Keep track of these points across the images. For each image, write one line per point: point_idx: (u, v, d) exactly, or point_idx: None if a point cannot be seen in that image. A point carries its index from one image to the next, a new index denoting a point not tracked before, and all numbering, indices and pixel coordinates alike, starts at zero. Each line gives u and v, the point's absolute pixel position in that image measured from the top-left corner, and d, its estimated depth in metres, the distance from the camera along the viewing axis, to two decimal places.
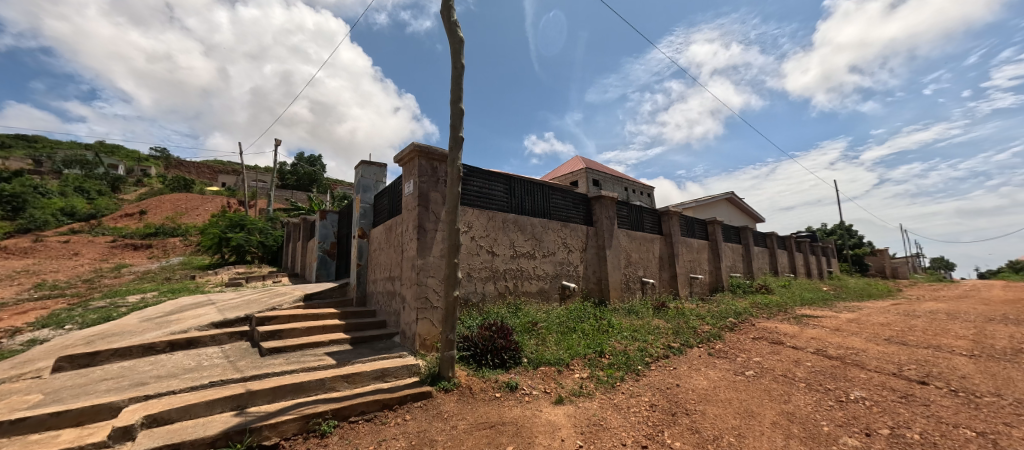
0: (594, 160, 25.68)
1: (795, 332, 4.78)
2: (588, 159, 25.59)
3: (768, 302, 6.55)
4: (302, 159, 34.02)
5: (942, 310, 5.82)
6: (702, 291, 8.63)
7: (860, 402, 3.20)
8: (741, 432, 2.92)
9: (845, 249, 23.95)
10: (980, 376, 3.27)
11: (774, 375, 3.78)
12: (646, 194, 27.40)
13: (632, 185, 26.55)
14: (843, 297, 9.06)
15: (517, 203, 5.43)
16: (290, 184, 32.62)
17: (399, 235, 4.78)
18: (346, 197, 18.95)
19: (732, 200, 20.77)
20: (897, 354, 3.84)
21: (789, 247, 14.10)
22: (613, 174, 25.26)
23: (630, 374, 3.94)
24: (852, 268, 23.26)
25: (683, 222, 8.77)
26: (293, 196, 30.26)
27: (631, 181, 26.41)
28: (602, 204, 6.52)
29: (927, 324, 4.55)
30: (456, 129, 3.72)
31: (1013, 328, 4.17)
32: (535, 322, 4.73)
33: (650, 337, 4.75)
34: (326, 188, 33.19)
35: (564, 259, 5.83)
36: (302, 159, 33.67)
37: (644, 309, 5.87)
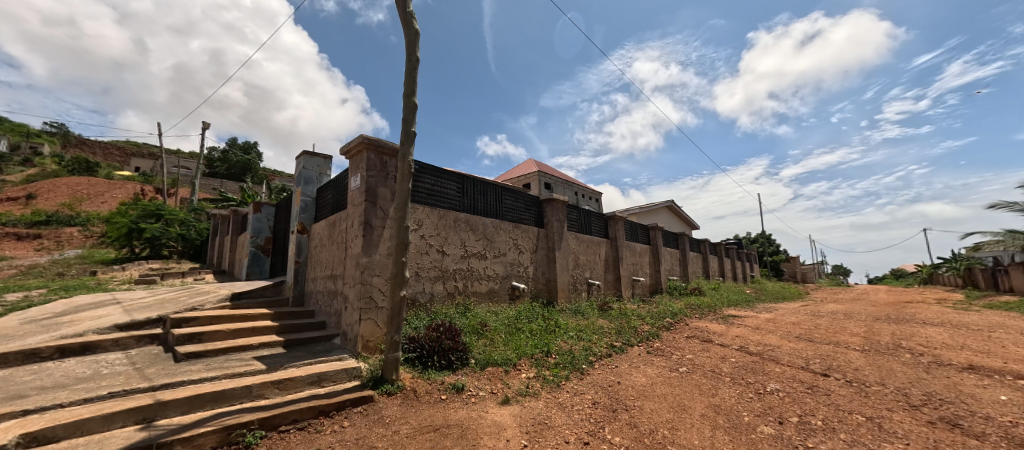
0: (547, 165, 26.28)
1: (723, 331, 5.19)
2: (542, 163, 26.09)
3: (701, 303, 7.08)
4: (234, 146, 31.13)
5: (841, 311, 6.65)
6: (643, 292, 9.12)
7: (775, 393, 3.55)
8: (673, 425, 3.11)
9: (765, 256, 26.71)
10: (869, 368, 3.76)
11: (704, 371, 4.06)
12: (595, 200, 28.60)
13: (582, 190, 27.50)
14: (762, 298, 10.07)
15: (470, 202, 5.39)
16: (218, 172, 29.61)
17: (343, 231, 4.53)
18: (285, 189, 17.70)
19: (672, 208, 22.26)
20: (805, 349, 4.31)
21: (719, 252, 15.40)
22: (565, 179, 25.99)
23: (575, 373, 4.03)
24: (771, 273, 26.00)
25: (627, 227, 9.22)
26: (225, 186, 27.59)
27: (581, 186, 27.40)
28: (553, 207, 6.66)
29: (826, 322, 5.19)
30: (409, 123, 3.61)
31: (891, 325, 4.89)
32: (483, 323, 4.71)
33: (594, 336, 4.92)
34: (264, 178, 30.73)
35: (514, 260, 5.87)
36: (236, 147, 30.91)
37: (590, 309, 6.08)
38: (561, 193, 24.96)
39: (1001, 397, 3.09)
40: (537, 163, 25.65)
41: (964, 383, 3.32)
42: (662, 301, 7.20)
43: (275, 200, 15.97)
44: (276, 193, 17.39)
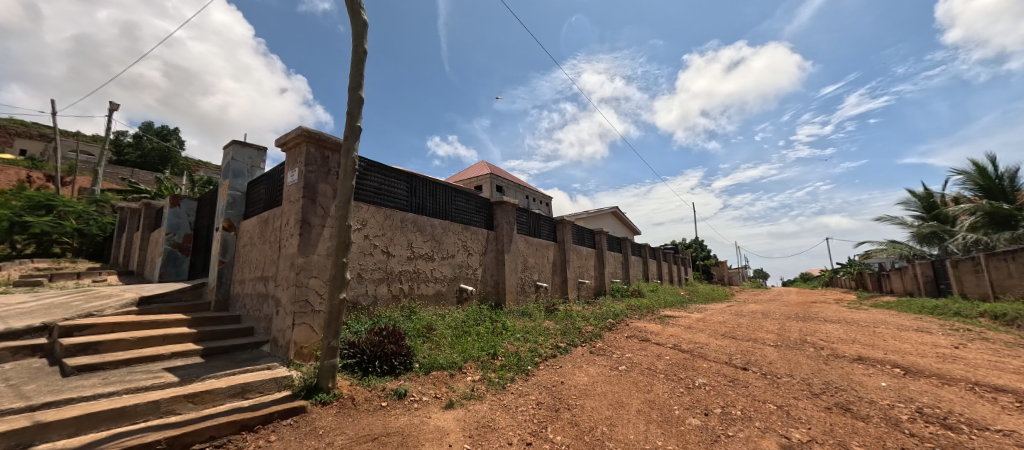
0: (501, 168, 26.50)
1: (659, 330, 5.51)
2: (495, 166, 26.23)
3: (640, 304, 7.48)
4: (149, 132, 27.88)
5: (759, 310, 7.37)
6: (588, 294, 9.46)
7: (702, 387, 3.83)
8: (612, 421, 3.24)
9: (698, 260, 28.97)
10: (781, 362, 4.18)
11: (641, 368, 4.27)
12: (546, 204, 29.34)
13: (533, 193, 28.04)
14: (694, 300, 10.89)
15: (419, 203, 5.27)
16: (130, 160, 26.23)
17: (277, 230, 4.21)
18: (211, 182, 16.14)
19: (617, 214, 23.38)
20: (729, 346, 4.70)
21: (657, 256, 16.41)
22: (517, 182, 26.38)
23: (520, 375, 4.06)
24: (703, 276, 28.25)
25: (575, 231, 9.53)
26: (137, 175, 24.55)
27: (532, 190, 27.97)
28: (504, 209, 6.70)
29: (746, 321, 5.71)
30: (354, 118, 3.44)
31: (796, 322, 5.51)
32: (429, 326, 4.60)
33: (540, 338, 5.00)
34: (186, 168, 27.75)
35: (463, 262, 5.82)
36: (153, 133, 27.75)
37: (538, 311, 6.19)
38: (512, 196, 25.30)
39: (881, 383, 3.58)
40: (491, 166, 25.74)
41: (854, 372, 3.80)
42: (606, 303, 7.52)
43: (198, 193, 14.50)
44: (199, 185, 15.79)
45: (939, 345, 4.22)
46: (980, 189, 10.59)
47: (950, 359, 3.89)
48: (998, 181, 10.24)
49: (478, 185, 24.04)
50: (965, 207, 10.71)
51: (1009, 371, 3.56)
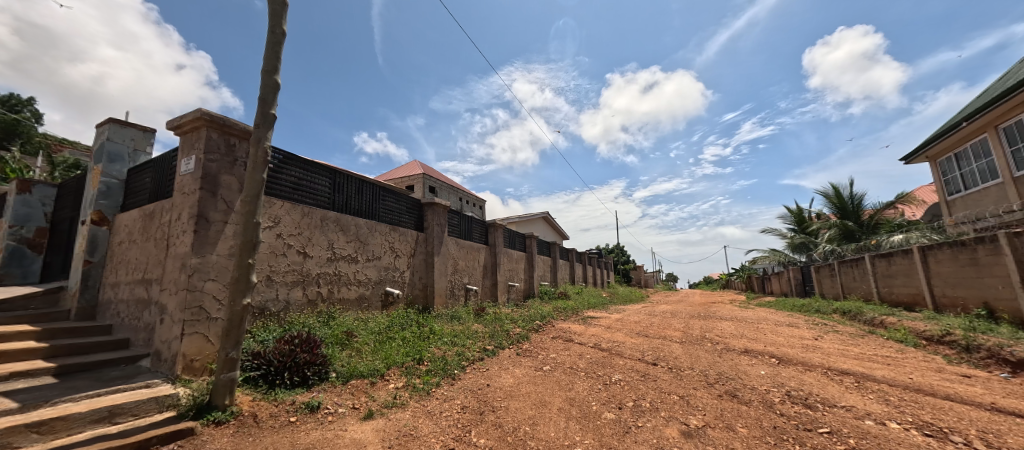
0: (435, 169, 26.07)
1: (582, 330, 5.80)
2: (428, 166, 25.64)
3: (566, 306, 7.82)
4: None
5: (668, 310, 8.14)
6: (518, 297, 9.66)
7: (618, 382, 4.10)
8: (534, 421, 3.32)
9: (620, 265, 31.23)
10: (685, 356, 4.63)
11: (564, 368, 4.45)
12: (479, 207, 29.51)
13: (467, 196, 27.95)
14: (614, 301, 11.69)
15: (343, 202, 4.99)
16: None
17: (166, 226, 3.66)
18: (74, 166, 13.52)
19: (547, 219, 24.27)
20: (642, 344, 5.10)
21: (583, 260, 17.30)
22: (452, 184, 26.07)
23: (445, 380, 3.98)
24: (623, 279, 30.54)
25: (506, 235, 9.68)
26: None
27: (467, 193, 27.97)
28: (435, 211, 6.57)
29: (657, 320, 6.25)
30: (267, 105, 3.11)
31: (696, 320, 6.17)
32: (350, 332, 4.33)
33: (468, 341, 4.97)
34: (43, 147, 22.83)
35: (390, 265, 5.58)
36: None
37: (467, 315, 6.16)
38: (445, 197, 25.02)
39: (761, 371, 4.15)
40: (425, 167, 25.12)
41: (741, 363, 4.36)
42: (534, 305, 7.73)
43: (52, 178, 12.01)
44: (54, 169, 13.08)
45: (804, 337, 5.02)
46: (836, 209, 12.56)
47: (810, 348, 4.65)
48: (848, 202, 12.29)
49: (411, 185, 23.30)
50: (827, 222, 12.95)
51: (852, 357, 4.36)
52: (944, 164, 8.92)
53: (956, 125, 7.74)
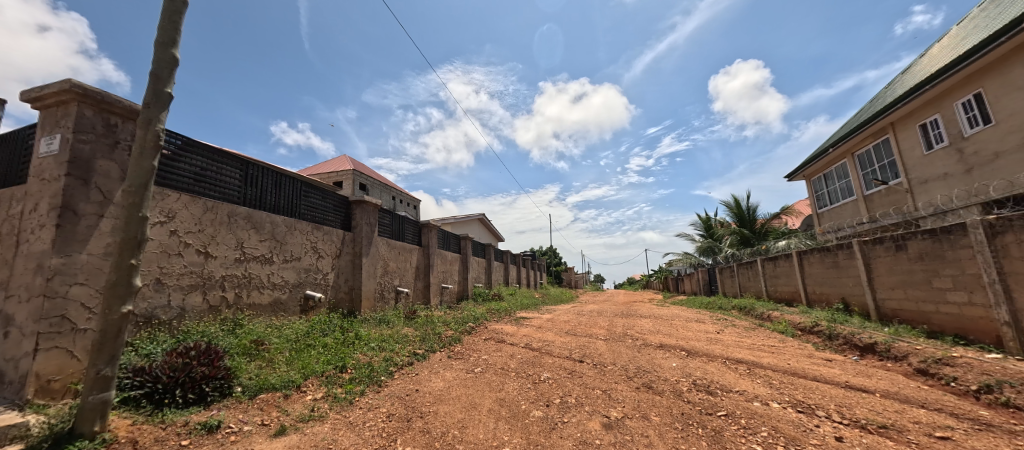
0: (367, 166, 24.88)
1: (514, 331, 5.91)
2: (360, 163, 24.38)
3: (499, 308, 7.89)
4: None
5: (592, 309, 8.62)
6: (451, 299, 9.55)
7: (546, 381, 4.23)
8: (463, 424, 3.29)
9: (552, 267, 32.48)
10: (608, 353, 4.93)
11: (495, 369, 4.49)
12: (413, 207, 28.78)
13: (400, 195, 27.04)
14: (544, 301, 12.10)
15: (257, 196, 4.56)
16: None
17: (18, 219, 3.01)
18: None
19: (483, 221, 24.38)
20: (571, 342, 5.32)
21: (518, 262, 17.65)
22: (385, 182, 25.02)
23: (370, 387, 3.77)
24: (555, 281, 31.80)
25: (440, 236, 9.52)
26: None
27: (401, 192, 27.11)
28: (364, 210, 6.24)
29: (584, 319, 6.58)
30: (162, 81, 2.67)
31: (619, 318, 6.61)
32: (261, 341, 3.92)
33: (397, 346, 4.78)
34: None
35: (311, 266, 5.18)
36: None
37: (396, 318, 5.93)
38: (377, 196, 23.99)
39: (673, 364, 4.56)
40: (357, 163, 23.86)
41: (657, 357, 4.76)
42: (467, 307, 7.71)
43: None
44: None
45: (708, 331, 5.62)
46: (736, 218, 14.25)
47: (713, 341, 5.23)
48: (745, 212, 13.99)
49: (340, 181, 21.92)
50: (730, 229, 14.68)
51: (745, 347, 4.98)
52: (816, 182, 10.63)
53: (825, 151, 9.31)
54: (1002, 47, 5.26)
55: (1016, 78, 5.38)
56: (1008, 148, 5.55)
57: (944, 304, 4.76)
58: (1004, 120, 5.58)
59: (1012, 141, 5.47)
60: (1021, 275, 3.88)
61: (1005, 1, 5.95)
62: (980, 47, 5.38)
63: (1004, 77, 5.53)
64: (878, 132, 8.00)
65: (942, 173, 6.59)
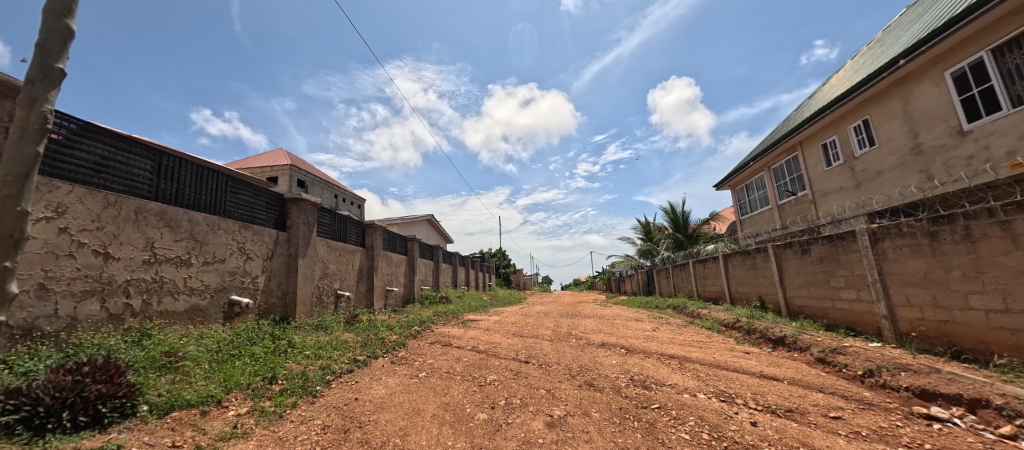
0: (306, 162, 23.41)
1: (461, 334, 5.86)
2: (298, 159, 22.87)
3: (446, 310, 7.78)
4: None
5: (538, 310, 8.81)
6: (396, 302, 9.25)
7: (491, 383, 4.25)
8: (405, 431, 3.20)
9: (501, 269, 32.76)
10: (553, 353, 5.05)
11: (440, 373, 4.42)
12: (357, 206, 27.56)
13: (343, 194, 25.71)
14: (492, 303, 12.15)
15: (174, 191, 4.10)
16: None
17: None
18: None
19: (431, 222, 24.01)
20: (518, 343, 5.39)
21: (466, 264, 17.56)
22: (326, 179, 23.66)
23: (303, 399, 3.52)
24: (504, 283, 32.12)
25: (385, 236, 9.20)
26: None
27: (344, 190, 25.83)
28: (301, 208, 5.84)
29: (530, 321, 6.69)
30: (53, 56, 2.19)
31: (564, 319, 6.82)
32: (175, 353, 3.51)
33: (335, 353, 4.53)
34: None
35: (237, 269, 4.76)
36: None
37: (335, 324, 5.64)
38: (316, 194, 22.64)
39: (613, 361, 4.79)
40: (294, 158, 22.36)
41: (598, 355, 4.97)
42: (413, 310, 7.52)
43: None
44: None
45: (645, 329, 5.98)
46: (671, 222, 15.22)
47: (650, 338, 5.57)
48: (680, 217, 15.06)
49: (275, 176, 20.37)
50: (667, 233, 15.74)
51: (677, 343, 5.38)
52: (739, 191, 11.75)
53: (746, 164, 10.35)
54: (885, 81, 6.18)
55: (894, 108, 6.35)
56: (887, 167, 6.52)
57: (838, 301, 5.49)
58: (884, 144, 6.56)
59: (890, 162, 6.45)
60: (897, 275, 4.57)
61: (887, 42, 7.03)
62: (869, 79, 6.28)
63: (885, 107, 6.50)
64: (790, 149, 9.04)
65: (838, 187, 7.59)
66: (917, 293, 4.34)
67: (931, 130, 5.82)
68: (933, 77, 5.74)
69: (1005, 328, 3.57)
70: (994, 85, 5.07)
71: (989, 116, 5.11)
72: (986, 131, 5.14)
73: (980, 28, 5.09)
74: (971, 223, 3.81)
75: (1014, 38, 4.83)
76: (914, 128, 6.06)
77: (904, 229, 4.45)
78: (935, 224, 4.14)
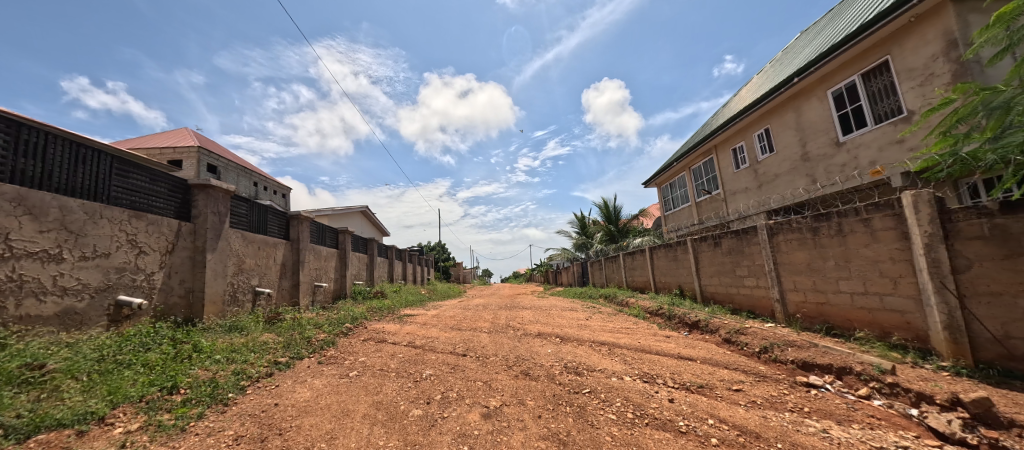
0: (218, 146, 20.98)
1: (396, 329, 5.70)
2: (208, 141, 20.41)
3: (381, 305, 7.50)
4: None
5: (477, 304, 8.86)
6: (325, 299, 8.70)
7: (427, 378, 4.18)
8: (332, 435, 3.03)
9: (441, 262, 32.32)
10: (490, 345, 5.11)
11: (373, 371, 4.25)
12: (280, 195, 25.40)
13: (264, 182, 23.48)
14: (430, 298, 11.96)
15: (38, 172, 3.44)
16: None
17: None
18: None
19: (366, 214, 22.93)
20: (455, 337, 5.36)
21: (402, 257, 17.04)
22: (242, 165, 21.40)
23: (212, 408, 3.17)
24: (443, 276, 31.77)
25: (313, 229, 8.58)
26: None
27: (266, 178, 23.62)
28: (211, 196, 5.22)
29: (468, 314, 6.69)
30: None
31: (502, 311, 6.94)
32: (41, 365, 2.96)
33: (252, 355, 4.16)
34: None
35: (127, 265, 4.13)
36: None
37: (253, 325, 5.16)
38: (231, 180, 20.41)
39: (548, 350, 4.98)
40: (203, 140, 19.92)
41: (534, 345, 5.14)
42: (344, 307, 7.13)
43: None
44: None
45: (579, 318, 6.29)
46: (604, 218, 16.08)
47: (583, 327, 5.87)
48: (611, 212, 15.92)
49: (179, 159, 18.02)
50: (600, 227, 16.58)
51: (606, 330, 5.74)
52: (664, 189, 12.75)
53: (670, 164, 11.26)
54: (783, 95, 7.07)
55: (789, 119, 7.30)
56: (783, 171, 7.50)
57: (742, 287, 6.23)
58: (780, 150, 7.53)
59: (785, 166, 7.42)
60: (787, 265, 5.29)
61: (785, 62, 8.06)
62: (771, 93, 7.13)
63: (782, 118, 7.45)
64: (708, 152, 10.00)
65: (744, 187, 8.58)
66: (801, 280, 5.08)
67: (816, 140, 6.79)
68: (819, 95, 6.69)
69: (865, 307, 4.30)
70: (862, 105, 6.04)
71: (858, 130, 6.08)
72: (856, 143, 6.12)
73: (854, 56, 6.02)
74: (842, 220, 4.51)
75: (878, 66, 5.78)
76: (804, 137, 7.02)
77: (793, 225, 5.17)
78: (816, 220, 4.85)
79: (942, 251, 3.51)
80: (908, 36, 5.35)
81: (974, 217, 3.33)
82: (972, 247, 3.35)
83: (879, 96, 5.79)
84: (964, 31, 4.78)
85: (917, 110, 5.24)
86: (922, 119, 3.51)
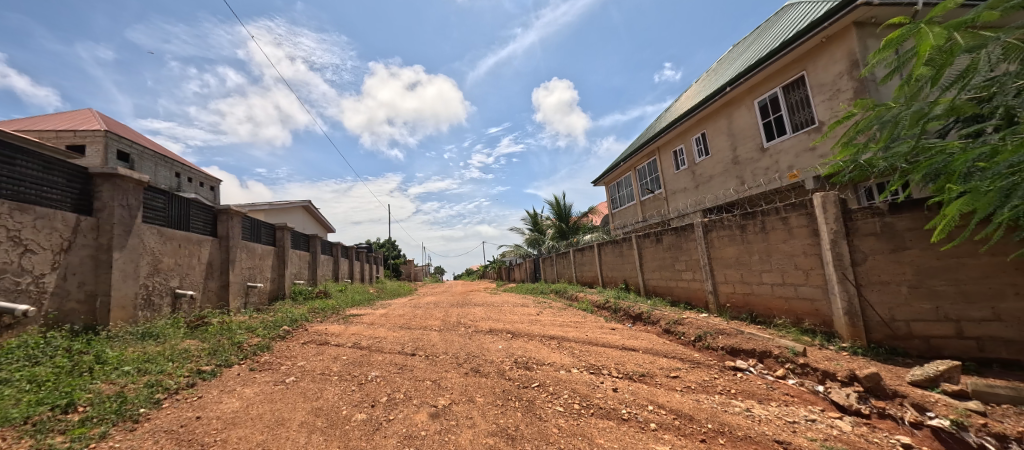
0: (131, 130, 18.61)
1: (341, 330, 5.44)
2: (118, 124, 18.04)
3: (324, 306, 7.11)
4: None
5: (428, 301, 8.71)
6: (260, 300, 8.08)
7: (373, 380, 4.05)
8: (264, 446, 2.83)
9: (392, 260, 31.29)
10: (440, 343, 5.05)
11: (313, 375, 4.03)
12: (207, 187, 23.07)
13: (189, 172, 21.22)
14: (380, 296, 11.55)
15: None
16: None
17: None
18: None
19: (308, 209, 21.60)
20: (404, 336, 5.23)
21: (349, 255, 16.30)
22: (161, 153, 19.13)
23: (119, 426, 2.83)
24: (393, 274, 30.80)
25: (246, 224, 7.93)
26: None
27: (191, 168, 21.37)
28: (120, 188, 4.63)
29: (419, 312, 6.55)
30: None
31: (454, 308, 6.88)
32: None
33: (170, 364, 3.78)
34: None
35: (5, 265, 3.55)
36: None
37: (171, 331, 4.67)
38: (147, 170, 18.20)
39: (498, 346, 5.02)
40: (111, 123, 17.56)
41: (485, 341, 5.15)
42: (282, 308, 6.66)
43: None
44: None
45: (530, 313, 6.40)
46: (556, 214, 16.47)
47: (533, 322, 5.98)
48: (563, 209, 16.36)
49: (81, 144, 15.76)
50: (553, 224, 16.96)
51: (554, 324, 5.90)
52: (612, 188, 13.32)
53: (619, 165, 11.77)
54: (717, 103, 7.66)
55: (723, 125, 7.92)
56: (717, 172, 8.14)
57: (680, 280, 6.68)
58: (715, 154, 8.16)
59: (718, 169, 8.06)
60: (719, 259, 5.76)
61: (719, 72, 8.74)
62: (707, 100, 7.68)
63: (717, 124, 8.07)
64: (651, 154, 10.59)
65: (683, 187, 9.19)
66: (731, 273, 5.55)
67: (744, 145, 7.43)
68: (747, 104, 7.34)
69: (782, 296, 4.80)
70: (782, 115, 6.71)
71: (779, 137, 6.75)
72: (777, 149, 6.79)
73: (776, 70, 6.68)
74: (765, 218, 4.99)
75: (795, 80, 6.45)
76: (734, 142, 7.66)
77: (725, 222, 5.63)
78: (744, 218, 5.32)
79: (844, 246, 3.99)
80: (819, 55, 6.02)
81: (869, 217, 3.84)
82: (867, 243, 3.86)
83: (797, 107, 6.46)
84: (863, 53, 5.47)
85: (827, 121, 5.92)
86: (829, 130, 3.94)
